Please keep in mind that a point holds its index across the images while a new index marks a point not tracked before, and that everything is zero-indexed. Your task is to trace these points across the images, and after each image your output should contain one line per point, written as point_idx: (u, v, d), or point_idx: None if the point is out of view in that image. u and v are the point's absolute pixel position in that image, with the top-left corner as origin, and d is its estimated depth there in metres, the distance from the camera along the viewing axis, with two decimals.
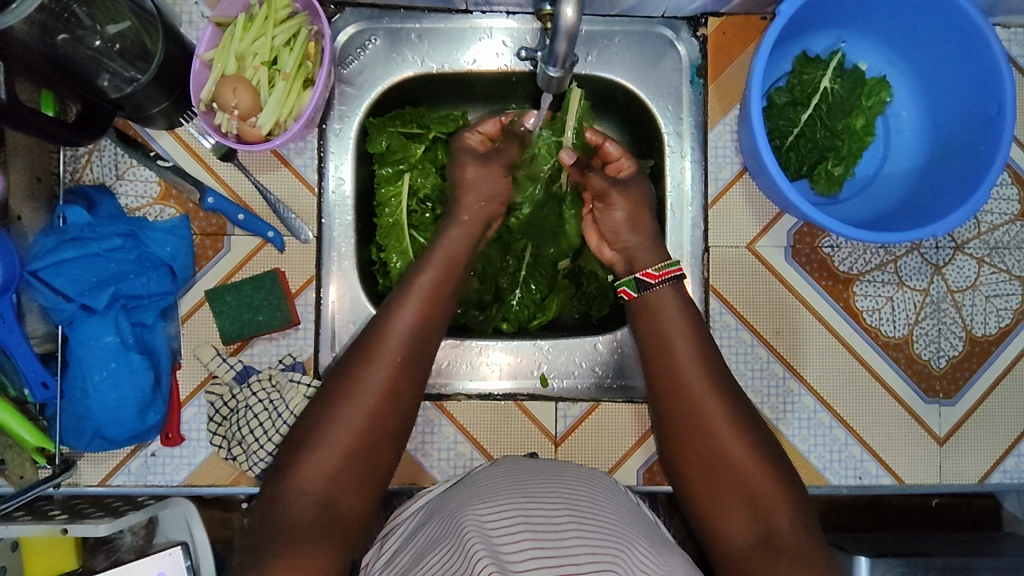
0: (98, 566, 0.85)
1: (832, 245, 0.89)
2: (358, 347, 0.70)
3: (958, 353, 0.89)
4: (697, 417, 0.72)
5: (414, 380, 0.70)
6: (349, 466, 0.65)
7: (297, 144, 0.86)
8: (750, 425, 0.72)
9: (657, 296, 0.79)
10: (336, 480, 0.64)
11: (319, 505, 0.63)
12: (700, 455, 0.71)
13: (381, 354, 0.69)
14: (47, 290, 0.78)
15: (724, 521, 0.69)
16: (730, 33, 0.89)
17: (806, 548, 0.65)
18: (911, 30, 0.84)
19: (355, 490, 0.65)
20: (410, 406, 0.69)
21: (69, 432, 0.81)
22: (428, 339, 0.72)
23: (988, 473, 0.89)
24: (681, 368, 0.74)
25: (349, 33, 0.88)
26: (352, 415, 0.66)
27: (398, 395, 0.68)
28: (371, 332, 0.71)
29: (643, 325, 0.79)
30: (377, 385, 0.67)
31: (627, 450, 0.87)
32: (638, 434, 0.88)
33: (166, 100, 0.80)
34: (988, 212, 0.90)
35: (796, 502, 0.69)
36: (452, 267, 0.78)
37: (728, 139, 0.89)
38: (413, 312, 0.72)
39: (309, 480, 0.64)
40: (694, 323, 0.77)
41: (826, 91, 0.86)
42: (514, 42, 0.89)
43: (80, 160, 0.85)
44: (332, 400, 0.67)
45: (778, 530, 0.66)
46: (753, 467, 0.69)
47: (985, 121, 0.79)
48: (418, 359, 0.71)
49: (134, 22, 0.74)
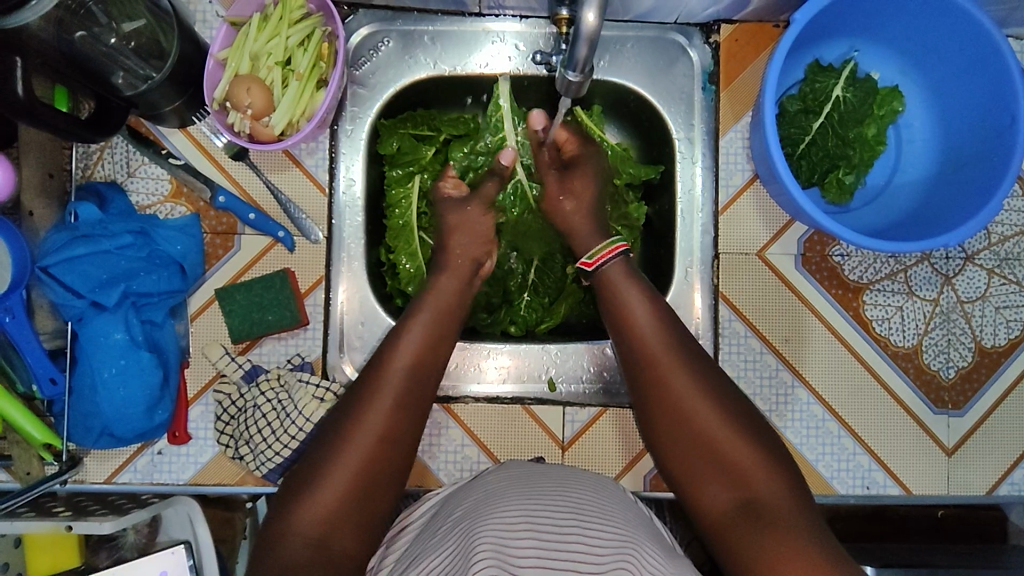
0: (100, 565, 0.87)
1: (842, 254, 0.89)
2: (354, 391, 0.70)
3: (967, 364, 0.89)
4: (685, 419, 0.70)
5: (411, 425, 0.69)
6: (346, 508, 0.64)
7: (309, 144, 0.87)
8: (740, 420, 0.70)
9: (606, 275, 0.80)
10: (333, 521, 0.63)
11: (314, 546, 0.62)
12: (693, 446, 0.70)
13: (379, 394, 0.69)
14: (58, 286, 0.78)
15: (716, 507, 0.68)
16: (743, 41, 0.89)
17: (804, 528, 0.63)
18: (923, 40, 0.84)
19: (352, 532, 0.64)
20: (408, 449, 0.69)
21: (77, 429, 0.81)
22: (424, 380, 0.72)
23: (996, 485, 0.88)
24: (660, 366, 0.73)
25: (362, 34, 0.87)
26: (349, 456, 0.65)
27: (395, 438, 0.68)
28: (368, 377, 0.71)
29: (617, 323, 0.77)
30: (375, 429, 0.67)
31: (619, 471, 0.87)
32: (630, 453, 0.87)
33: (179, 99, 0.80)
34: (999, 224, 0.90)
35: (798, 494, 0.67)
36: (445, 306, 0.78)
37: (740, 145, 0.89)
38: (408, 356, 0.72)
39: (306, 519, 0.63)
40: (684, 334, 0.76)
41: (839, 100, 0.85)
42: (526, 45, 0.89)
43: (92, 157, 0.84)
44: (330, 443, 0.66)
45: (772, 510, 0.65)
46: (747, 459, 0.68)
47: (999, 132, 0.79)
48: (414, 400, 0.70)
49: (150, 20, 0.74)
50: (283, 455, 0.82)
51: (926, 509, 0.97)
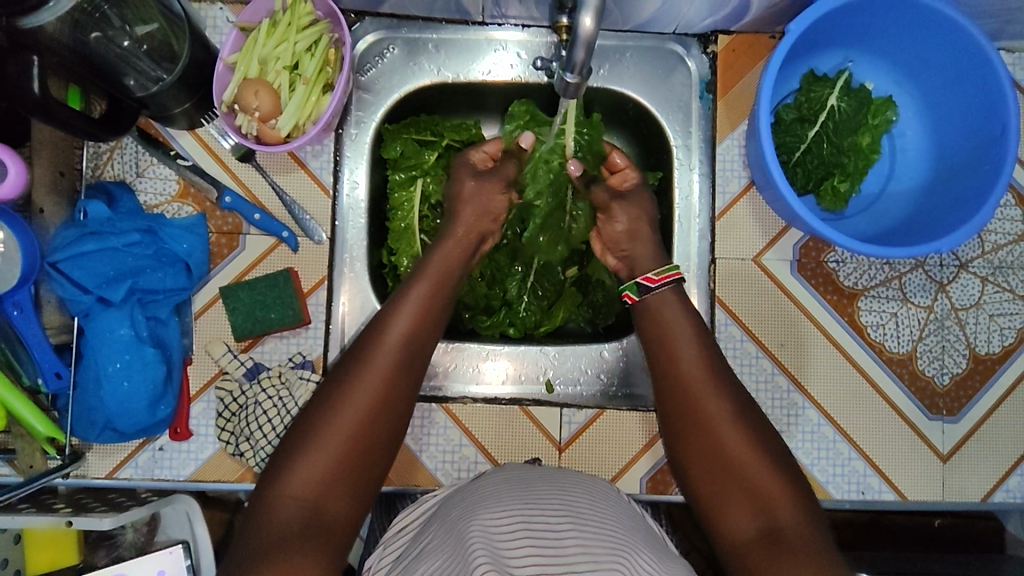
0: (99, 562, 0.88)
1: (837, 260, 0.90)
2: (350, 356, 0.70)
3: (962, 370, 0.90)
4: (691, 409, 0.72)
5: (404, 388, 0.70)
6: (340, 471, 0.64)
7: (314, 147, 0.88)
8: (747, 415, 0.71)
9: (660, 298, 0.80)
10: (326, 485, 0.64)
11: (308, 510, 0.62)
12: (698, 432, 0.71)
13: (375, 359, 0.69)
14: (66, 282, 0.80)
15: (723, 510, 0.68)
16: (740, 51, 0.91)
17: (807, 532, 0.64)
18: (915, 53, 0.86)
19: (344, 497, 0.64)
20: (401, 414, 0.69)
21: (80, 423, 0.82)
22: (421, 348, 0.72)
23: (991, 492, 0.89)
24: (682, 363, 0.75)
25: (368, 41, 0.90)
26: (344, 421, 0.66)
27: (391, 402, 0.68)
28: (362, 344, 0.71)
29: (649, 337, 0.79)
30: (369, 393, 0.67)
31: (636, 453, 0.88)
32: (648, 436, 0.88)
33: (189, 100, 0.82)
34: (993, 232, 0.91)
35: (801, 493, 0.68)
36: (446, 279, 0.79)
37: (736, 153, 0.91)
38: (405, 323, 0.72)
39: (300, 483, 0.63)
40: (706, 340, 0.77)
41: (833, 110, 0.87)
42: (528, 53, 0.91)
43: (102, 157, 0.87)
44: (324, 407, 0.67)
45: (781, 517, 0.65)
46: (750, 455, 0.69)
47: (990, 142, 0.81)
48: (410, 366, 0.71)
49: (162, 24, 0.77)
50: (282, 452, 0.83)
51: (923, 518, 1.01)
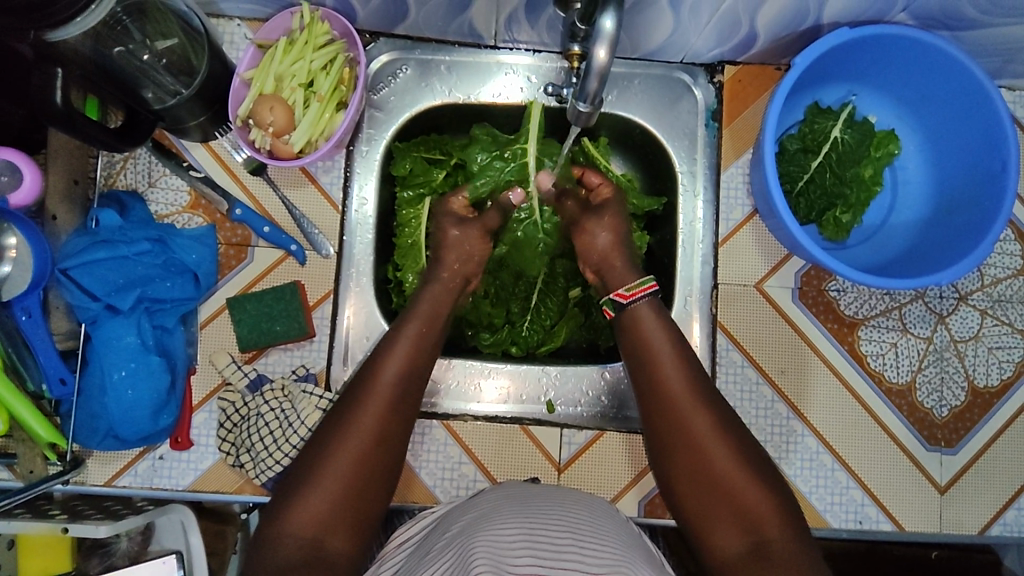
0: (92, 570, 0.88)
1: (838, 288, 0.91)
2: (348, 393, 0.71)
3: (960, 403, 0.90)
4: (679, 435, 0.71)
5: (401, 423, 0.71)
6: (339, 509, 0.66)
7: (325, 162, 0.90)
8: (733, 435, 0.71)
9: (634, 318, 0.79)
10: (324, 523, 0.65)
11: (307, 548, 0.63)
12: (687, 457, 0.71)
13: (375, 394, 0.70)
14: (76, 289, 0.81)
15: (719, 529, 0.69)
16: (746, 82, 0.93)
17: (800, 558, 0.65)
18: (918, 89, 0.88)
19: (345, 532, 0.66)
20: (400, 448, 0.70)
21: (82, 429, 0.82)
22: (416, 380, 0.73)
23: (988, 525, 0.89)
24: (663, 380, 0.74)
25: (382, 61, 0.91)
26: (343, 460, 0.66)
27: (388, 436, 0.69)
28: (359, 379, 0.72)
29: (634, 354, 0.77)
30: (368, 430, 0.68)
31: (623, 487, 0.89)
32: (635, 470, 0.89)
33: (204, 114, 0.83)
34: (992, 266, 0.92)
35: (786, 508, 0.69)
36: (436, 314, 0.80)
37: (740, 181, 0.93)
38: (401, 358, 0.73)
39: (299, 522, 0.64)
40: (684, 356, 0.76)
41: (836, 141, 0.88)
42: (538, 78, 0.93)
43: (115, 166, 0.88)
44: (325, 446, 0.67)
45: (771, 541, 0.66)
46: (740, 477, 0.69)
47: (990, 178, 0.82)
48: (405, 402, 0.72)
49: (183, 39, 0.78)
50: (282, 463, 0.83)
51: (921, 550, 1.01)
